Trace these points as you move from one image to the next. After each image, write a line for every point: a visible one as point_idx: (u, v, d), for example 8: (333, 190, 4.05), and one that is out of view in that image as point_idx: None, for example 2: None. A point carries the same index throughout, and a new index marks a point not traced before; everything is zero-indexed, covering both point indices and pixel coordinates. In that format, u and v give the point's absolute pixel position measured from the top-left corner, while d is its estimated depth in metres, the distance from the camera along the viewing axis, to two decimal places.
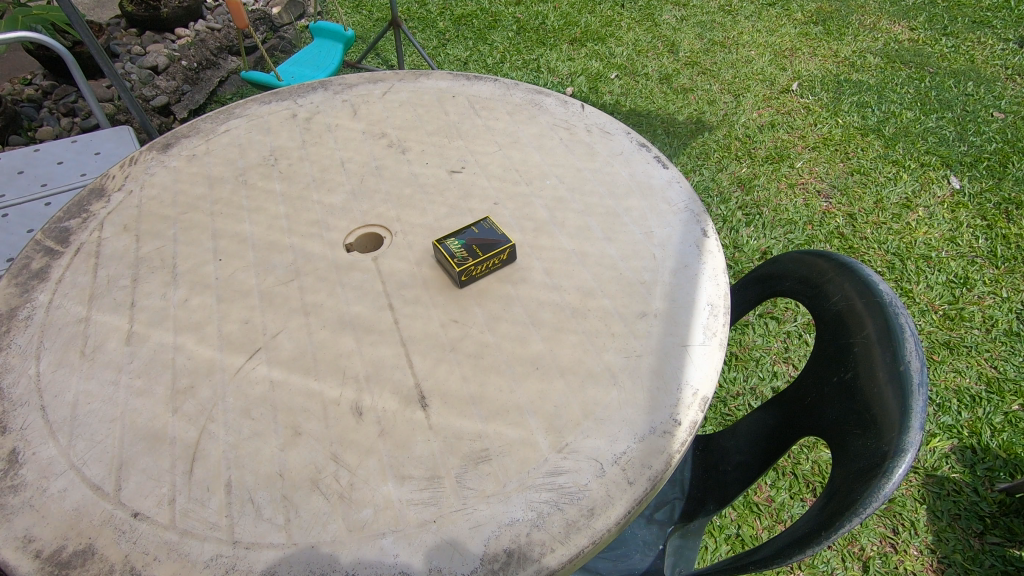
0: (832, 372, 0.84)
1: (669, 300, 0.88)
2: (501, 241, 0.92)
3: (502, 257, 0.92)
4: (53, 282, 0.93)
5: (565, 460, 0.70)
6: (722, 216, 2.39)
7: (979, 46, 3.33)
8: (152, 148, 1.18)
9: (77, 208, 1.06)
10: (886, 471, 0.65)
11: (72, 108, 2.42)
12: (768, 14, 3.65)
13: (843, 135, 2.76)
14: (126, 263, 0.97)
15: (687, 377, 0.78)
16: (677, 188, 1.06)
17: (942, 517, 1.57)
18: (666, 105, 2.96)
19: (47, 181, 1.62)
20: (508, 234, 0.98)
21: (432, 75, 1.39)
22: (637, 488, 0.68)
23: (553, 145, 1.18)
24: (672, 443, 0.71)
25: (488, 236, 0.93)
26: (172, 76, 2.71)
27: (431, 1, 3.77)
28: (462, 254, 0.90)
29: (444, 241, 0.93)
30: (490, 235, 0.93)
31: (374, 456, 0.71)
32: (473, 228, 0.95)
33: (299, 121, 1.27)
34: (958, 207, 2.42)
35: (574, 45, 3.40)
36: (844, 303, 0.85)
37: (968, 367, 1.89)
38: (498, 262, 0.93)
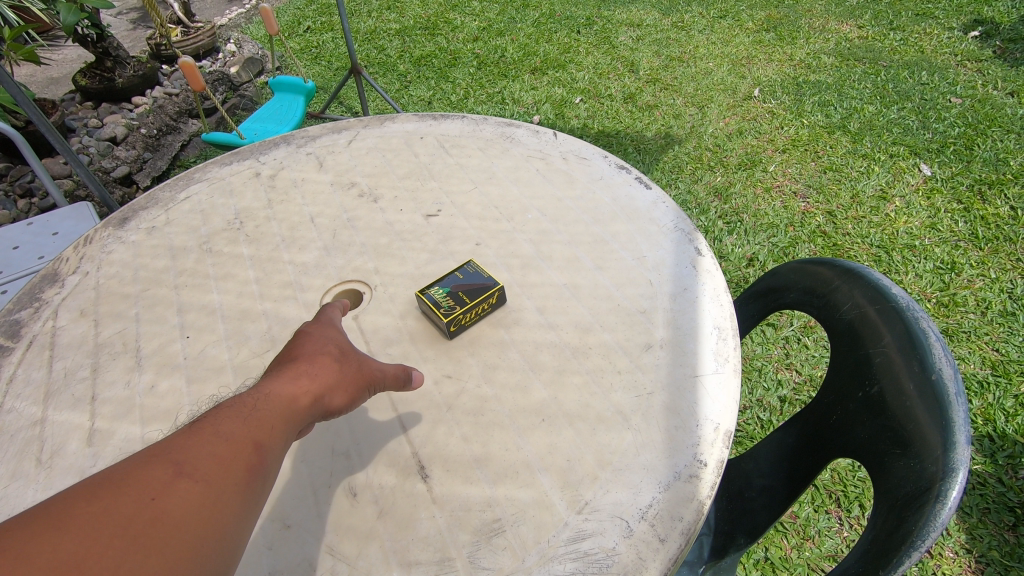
0: (854, 386, 0.79)
1: (673, 327, 0.82)
2: (489, 283, 0.87)
3: (494, 300, 0.86)
4: (4, 382, 0.85)
5: (587, 522, 0.64)
6: (704, 227, 2.37)
7: (926, 37, 3.44)
8: (108, 225, 1.12)
9: (28, 297, 0.98)
10: (939, 494, 0.60)
11: (29, 188, 2.36)
12: (720, 27, 3.73)
13: (810, 135, 2.79)
14: (84, 352, 0.89)
15: (705, 411, 0.72)
16: (664, 207, 1.02)
17: (972, 513, 1.51)
18: (633, 124, 2.98)
19: (3, 267, 1.53)
20: (497, 276, 0.93)
21: (397, 118, 1.36)
22: (671, 546, 0.61)
23: (529, 176, 1.14)
24: (701, 488, 0.65)
25: (474, 280, 0.88)
26: (132, 145, 2.66)
27: (390, 46, 3.79)
28: (449, 303, 0.84)
29: (427, 291, 0.87)
30: (475, 279, 0.88)
31: (375, 541, 0.64)
32: (456, 273, 0.89)
33: (263, 179, 1.22)
34: (933, 193, 2.44)
35: (536, 74, 3.43)
36: (856, 312, 0.81)
37: (971, 353, 1.86)
38: (490, 305, 0.87)
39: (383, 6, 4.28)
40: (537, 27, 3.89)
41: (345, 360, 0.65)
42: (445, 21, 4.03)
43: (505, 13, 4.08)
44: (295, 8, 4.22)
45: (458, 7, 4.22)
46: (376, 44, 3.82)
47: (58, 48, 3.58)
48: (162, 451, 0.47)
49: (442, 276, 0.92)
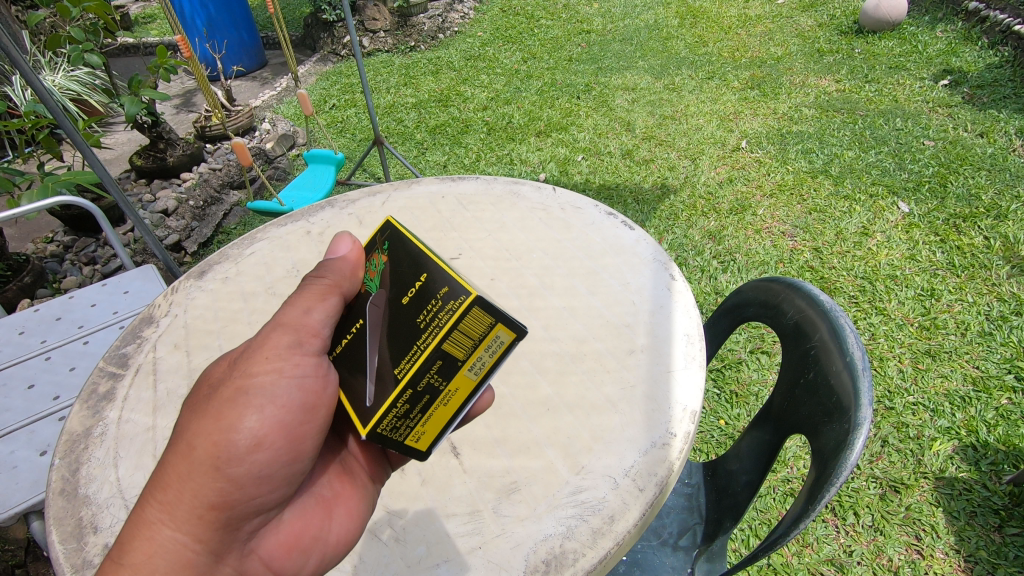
0: (799, 375, 0.97)
1: (651, 335, 1.03)
2: (391, 369, 0.65)
3: (385, 429, 0.64)
4: (120, 401, 1.07)
5: (584, 480, 0.82)
6: (701, 266, 2.56)
7: (899, 87, 3.74)
8: (190, 277, 1.35)
9: (131, 335, 1.21)
10: (849, 444, 0.79)
11: (93, 257, 2.63)
12: (708, 87, 4.07)
13: (795, 180, 3.03)
14: (181, 375, 1.11)
15: (676, 396, 0.91)
16: (645, 244, 1.25)
17: (959, 517, 1.62)
18: (631, 177, 3.24)
19: (118, 308, 1.70)
20: (465, 361, 0.64)
21: (421, 181, 1.61)
22: (648, 493, 0.79)
23: (534, 224, 1.37)
24: (671, 452, 0.84)
25: (394, 346, 0.66)
26: (182, 216, 2.96)
27: (408, 118, 4.18)
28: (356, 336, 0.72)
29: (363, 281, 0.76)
30: (393, 343, 0.66)
31: (420, 501, 0.83)
32: (392, 302, 0.69)
33: (314, 236, 1.46)
34: (911, 228, 2.64)
35: (541, 136, 3.76)
36: (799, 314, 1.01)
37: (953, 371, 2.00)
38: (406, 406, 0.64)
39: (400, 83, 4.73)
40: (540, 95, 4.28)
41: (210, 381, 0.62)
42: (456, 93, 4.44)
43: (510, 84, 4.50)
44: (321, 88, 4.67)
45: (468, 80, 4.64)
46: (395, 116, 4.22)
47: (112, 134, 3.99)
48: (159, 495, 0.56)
49: (411, 276, 0.68)
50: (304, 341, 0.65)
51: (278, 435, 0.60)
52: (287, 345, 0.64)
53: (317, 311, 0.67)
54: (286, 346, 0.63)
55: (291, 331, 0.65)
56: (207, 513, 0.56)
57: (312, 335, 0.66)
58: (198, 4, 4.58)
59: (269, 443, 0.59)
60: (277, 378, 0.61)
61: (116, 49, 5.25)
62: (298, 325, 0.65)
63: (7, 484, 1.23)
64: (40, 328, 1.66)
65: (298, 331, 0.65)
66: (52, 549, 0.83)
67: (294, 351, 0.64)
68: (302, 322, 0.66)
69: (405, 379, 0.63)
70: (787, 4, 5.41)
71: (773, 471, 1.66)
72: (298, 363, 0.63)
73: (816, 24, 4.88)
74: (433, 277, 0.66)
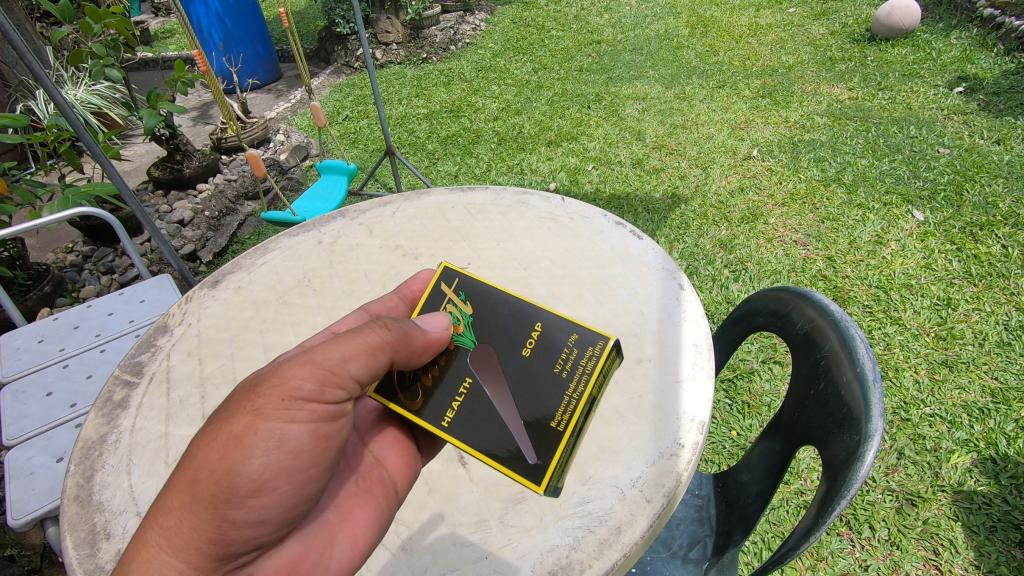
0: (809, 385, 0.96)
1: (659, 345, 1.02)
2: (540, 417, 0.72)
3: (556, 483, 0.69)
4: (133, 409, 1.08)
5: (590, 490, 0.82)
6: (712, 275, 2.55)
7: (913, 94, 3.71)
8: (203, 286, 1.37)
9: (146, 344, 1.23)
10: (859, 456, 0.78)
11: (111, 267, 2.68)
12: (719, 95, 4.07)
13: (807, 189, 3.01)
14: (194, 383, 1.13)
15: (684, 406, 0.91)
16: (653, 253, 1.25)
17: (979, 532, 1.58)
18: (641, 186, 3.23)
19: (134, 317, 1.73)
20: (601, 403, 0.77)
21: (431, 191, 1.62)
22: (655, 504, 0.79)
23: (542, 233, 1.38)
24: (679, 463, 0.83)
25: (534, 390, 0.74)
26: (198, 226, 3.01)
27: (419, 128, 4.23)
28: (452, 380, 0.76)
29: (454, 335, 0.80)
30: (537, 392, 0.74)
31: (426, 510, 0.83)
32: (527, 357, 0.77)
33: (325, 246, 1.48)
34: (926, 236, 2.60)
35: (551, 146, 3.78)
36: (808, 324, 1.00)
37: (971, 382, 1.97)
38: (568, 455, 0.71)
39: (412, 94, 4.78)
40: (551, 105, 4.30)
41: (227, 406, 0.59)
42: (468, 104, 4.48)
43: (521, 95, 4.53)
44: (334, 100, 4.74)
45: (479, 91, 4.68)
46: (407, 127, 4.26)
47: (130, 146, 4.08)
48: (159, 519, 0.55)
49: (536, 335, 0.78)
50: (327, 387, 0.61)
51: (282, 476, 0.58)
52: (310, 384, 0.59)
53: (352, 358, 0.63)
54: (308, 393, 0.59)
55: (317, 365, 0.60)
56: (205, 546, 0.55)
57: (338, 383, 0.62)
58: (215, 18, 4.67)
59: (272, 487, 0.57)
60: (291, 421, 0.58)
61: (136, 63, 5.37)
62: (328, 370, 0.61)
63: (23, 490, 1.25)
64: (58, 336, 1.69)
65: (325, 370, 0.61)
66: (65, 554, 0.85)
67: (315, 392, 0.60)
68: (334, 367, 0.61)
69: (565, 425, 0.71)
70: (798, 12, 5.41)
71: (786, 483, 1.64)
72: (314, 410, 0.60)
73: (828, 32, 4.87)
74: (560, 335, 0.78)
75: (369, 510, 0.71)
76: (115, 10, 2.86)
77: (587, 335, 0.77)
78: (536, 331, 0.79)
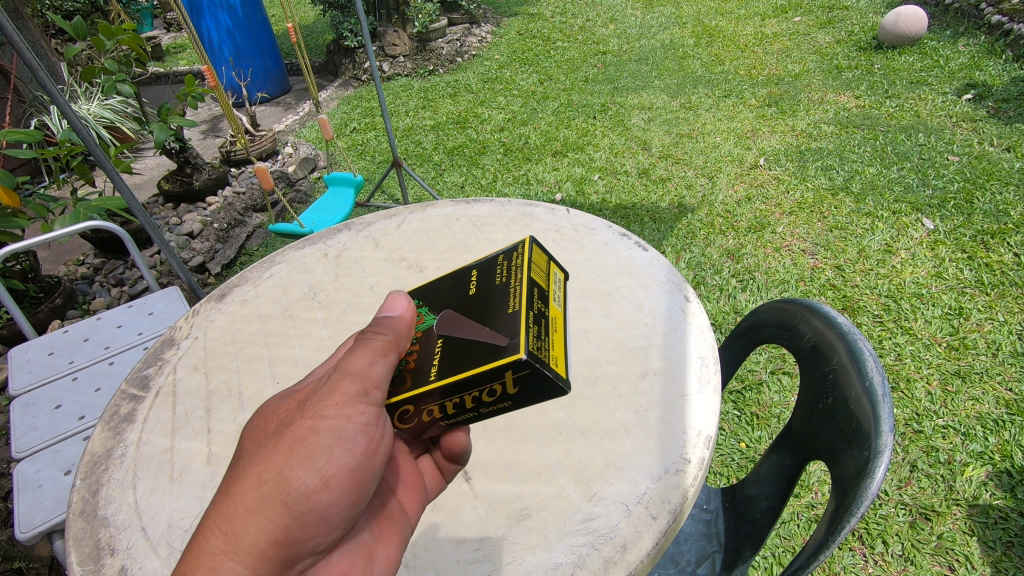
0: (817, 399, 0.95)
1: (665, 358, 1.02)
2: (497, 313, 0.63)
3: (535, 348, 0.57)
4: (139, 422, 1.09)
5: (595, 506, 0.81)
6: (719, 285, 2.53)
7: (921, 102, 3.69)
8: (210, 299, 1.38)
9: (152, 357, 1.24)
10: (870, 472, 0.77)
11: (121, 278, 2.71)
12: (725, 105, 4.07)
13: (815, 198, 2.99)
14: (199, 397, 1.13)
15: (690, 421, 0.90)
16: (659, 265, 1.25)
17: (995, 547, 1.55)
18: (647, 196, 3.23)
19: (142, 329, 1.74)
20: (552, 295, 0.68)
21: (437, 204, 1.63)
22: (661, 521, 0.78)
23: (547, 245, 1.38)
24: (685, 479, 0.82)
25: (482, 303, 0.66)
26: (207, 238, 3.03)
27: (426, 140, 4.25)
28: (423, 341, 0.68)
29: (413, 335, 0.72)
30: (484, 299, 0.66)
31: (429, 526, 0.83)
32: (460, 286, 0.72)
33: (331, 258, 1.48)
34: (936, 245, 2.58)
35: (557, 156, 3.79)
36: (816, 336, 0.99)
37: (984, 393, 1.93)
38: (534, 329, 0.60)
39: (419, 106, 4.82)
40: (557, 115, 4.32)
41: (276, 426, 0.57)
42: (474, 115, 4.51)
43: (527, 105, 4.55)
44: (342, 112, 4.78)
45: (485, 102, 4.71)
46: (414, 138, 4.29)
47: (141, 159, 4.13)
48: (218, 528, 0.51)
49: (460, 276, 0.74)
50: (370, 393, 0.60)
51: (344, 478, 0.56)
52: (361, 385, 0.59)
53: (380, 359, 0.62)
54: (354, 397, 0.58)
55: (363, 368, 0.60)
56: (269, 549, 0.52)
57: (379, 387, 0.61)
58: (225, 33, 4.74)
59: (335, 487, 0.55)
60: (349, 420, 0.57)
61: (148, 78, 5.46)
62: (367, 375, 0.60)
63: (31, 503, 1.26)
64: (68, 349, 1.71)
65: (371, 372, 0.60)
66: (69, 570, 0.85)
67: (367, 393, 0.59)
68: (372, 372, 0.60)
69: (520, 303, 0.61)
70: (804, 21, 5.41)
71: (796, 496, 1.61)
72: (366, 411, 0.59)
73: (834, 40, 4.86)
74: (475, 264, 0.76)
75: (400, 531, 0.68)
76: (128, 26, 2.91)
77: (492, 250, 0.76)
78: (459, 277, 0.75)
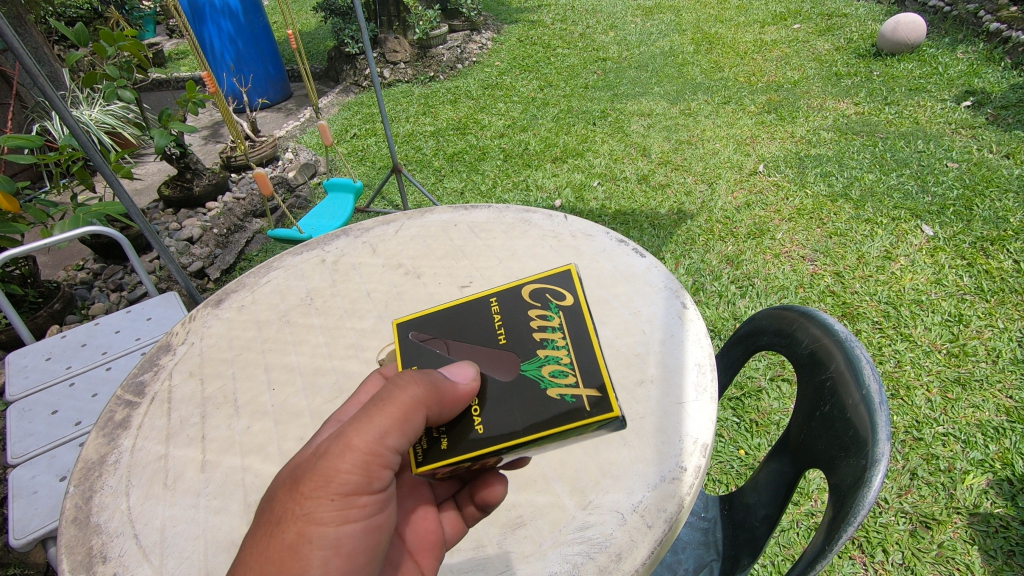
0: (814, 407, 0.95)
1: (662, 365, 1.01)
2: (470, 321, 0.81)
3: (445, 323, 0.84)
4: (134, 428, 1.08)
5: (591, 515, 0.81)
6: (718, 291, 2.53)
7: (920, 109, 3.69)
8: (207, 305, 1.38)
9: (148, 363, 1.23)
10: (867, 480, 0.77)
11: (120, 283, 2.71)
12: (725, 111, 4.08)
13: (814, 204, 2.99)
14: (194, 403, 1.13)
15: (686, 429, 0.89)
16: (656, 271, 1.25)
17: (996, 556, 1.54)
18: (647, 202, 3.22)
19: (140, 335, 1.74)
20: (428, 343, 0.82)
21: (435, 210, 1.62)
22: (657, 530, 0.77)
23: (545, 252, 1.38)
24: (682, 487, 0.82)
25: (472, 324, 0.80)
26: (206, 243, 3.03)
27: (426, 145, 4.26)
28: (518, 327, 0.77)
29: (571, 358, 0.71)
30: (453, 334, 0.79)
31: None
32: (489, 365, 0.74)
33: (328, 264, 1.48)
34: (936, 251, 2.57)
35: (557, 162, 3.79)
36: (813, 343, 0.99)
37: (985, 401, 1.93)
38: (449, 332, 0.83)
39: (419, 112, 4.83)
40: (557, 121, 4.33)
41: (274, 505, 0.58)
42: (474, 121, 4.52)
43: (527, 112, 4.57)
44: (343, 118, 4.79)
45: (485, 108, 4.72)
46: (414, 144, 4.30)
47: (142, 164, 4.15)
48: None
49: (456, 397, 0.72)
50: (372, 471, 0.59)
51: None
52: (353, 475, 0.58)
53: (388, 435, 0.59)
54: (354, 485, 0.58)
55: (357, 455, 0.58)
56: None
57: (382, 463, 0.60)
58: (227, 40, 4.76)
59: None
60: (338, 518, 0.57)
61: (149, 83, 5.49)
62: (369, 455, 0.59)
63: (26, 509, 1.26)
64: (65, 354, 1.70)
65: (365, 458, 0.59)
66: None
67: (361, 484, 0.59)
68: (373, 451, 0.59)
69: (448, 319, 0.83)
70: (803, 28, 5.43)
71: (795, 504, 1.60)
72: (356, 503, 0.59)
73: (833, 47, 4.87)
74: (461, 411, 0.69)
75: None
76: (129, 33, 2.93)
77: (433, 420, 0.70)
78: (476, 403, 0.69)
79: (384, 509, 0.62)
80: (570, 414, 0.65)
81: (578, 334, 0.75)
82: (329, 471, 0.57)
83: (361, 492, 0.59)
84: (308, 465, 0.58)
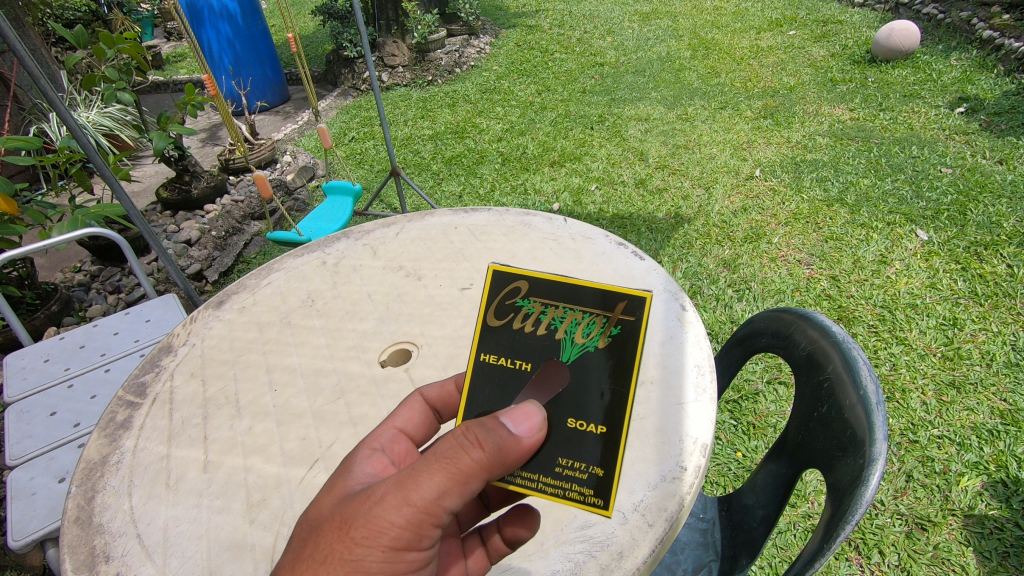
0: (812, 408, 0.96)
1: (662, 367, 1.02)
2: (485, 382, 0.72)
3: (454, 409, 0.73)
4: (136, 429, 1.09)
5: (592, 515, 0.82)
6: (715, 295, 2.54)
7: (914, 115, 3.73)
8: (208, 307, 1.38)
9: (150, 364, 1.24)
10: (864, 479, 0.78)
11: (118, 286, 2.71)
12: (722, 116, 4.11)
13: (810, 209, 3.02)
14: (196, 404, 1.13)
15: (687, 429, 0.91)
16: (655, 274, 1.26)
17: (991, 557, 1.55)
18: (644, 207, 3.24)
19: (140, 336, 1.75)
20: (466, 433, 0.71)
21: (435, 213, 1.64)
22: (657, 529, 0.78)
23: (545, 254, 1.39)
24: (682, 486, 0.83)
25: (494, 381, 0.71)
26: (204, 245, 3.03)
27: (425, 149, 4.28)
28: (520, 343, 0.72)
29: (583, 312, 0.72)
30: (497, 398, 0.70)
31: None
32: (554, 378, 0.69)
33: (329, 266, 1.49)
34: (931, 256, 2.60)
35: (555, 166, 3.81)
36: (811, 345, 1.00)
37: (979, 403, 1.94)
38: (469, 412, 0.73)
39: (417, 116, 4.85)
40: (554, 126, 4.35)
41: (321, 539, 0.58)
42: (472, 125, 4.54)
43: (525, 116, 4.59)
44: (341, 121, 4.80)
45: (484, 112, 4.74)
46: (412, 148, 4.31)
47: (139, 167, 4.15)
48: None
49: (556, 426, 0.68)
50: (423, 528, 0.58)
51: None
52: (404, 532, 0.57)
53: (447, 496, 0.57)
54: (405, 541, 0.57)
55: (413, 511, 0.57)
56: None
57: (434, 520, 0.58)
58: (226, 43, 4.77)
59: None
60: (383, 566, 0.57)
61: (148, 86, 5.49)
62: (424, 514, 0.57)
63: (25, 511, 1.25)
64: (64, 355, 1.70)
65: (420, 515, 0.57)
66: None
67: (411, 540, 0.58)
68: (429, 510, 0.57)
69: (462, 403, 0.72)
70: (799, 34, 5.48)
71: (793, 506, 1.61)
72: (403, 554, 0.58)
73: (829, 54, 4.92)
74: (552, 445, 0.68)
75: None
76: (128, 35, 2.93)
77: (548, 462, 0.67)
78: (567, 413, 0.68)
79: (426, 559, 0.62)
80: (631, 340, 0.70)
81: (562, 295, 0.74)
82: (383, 521, 0.56)
83: (411, 546, 0.58)
84: (363, 509, 0.57)
